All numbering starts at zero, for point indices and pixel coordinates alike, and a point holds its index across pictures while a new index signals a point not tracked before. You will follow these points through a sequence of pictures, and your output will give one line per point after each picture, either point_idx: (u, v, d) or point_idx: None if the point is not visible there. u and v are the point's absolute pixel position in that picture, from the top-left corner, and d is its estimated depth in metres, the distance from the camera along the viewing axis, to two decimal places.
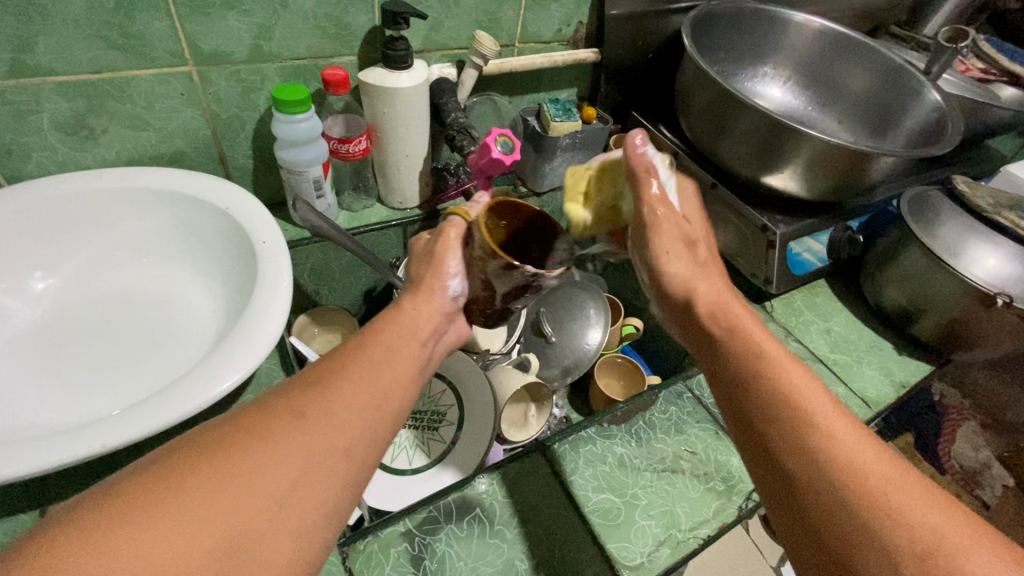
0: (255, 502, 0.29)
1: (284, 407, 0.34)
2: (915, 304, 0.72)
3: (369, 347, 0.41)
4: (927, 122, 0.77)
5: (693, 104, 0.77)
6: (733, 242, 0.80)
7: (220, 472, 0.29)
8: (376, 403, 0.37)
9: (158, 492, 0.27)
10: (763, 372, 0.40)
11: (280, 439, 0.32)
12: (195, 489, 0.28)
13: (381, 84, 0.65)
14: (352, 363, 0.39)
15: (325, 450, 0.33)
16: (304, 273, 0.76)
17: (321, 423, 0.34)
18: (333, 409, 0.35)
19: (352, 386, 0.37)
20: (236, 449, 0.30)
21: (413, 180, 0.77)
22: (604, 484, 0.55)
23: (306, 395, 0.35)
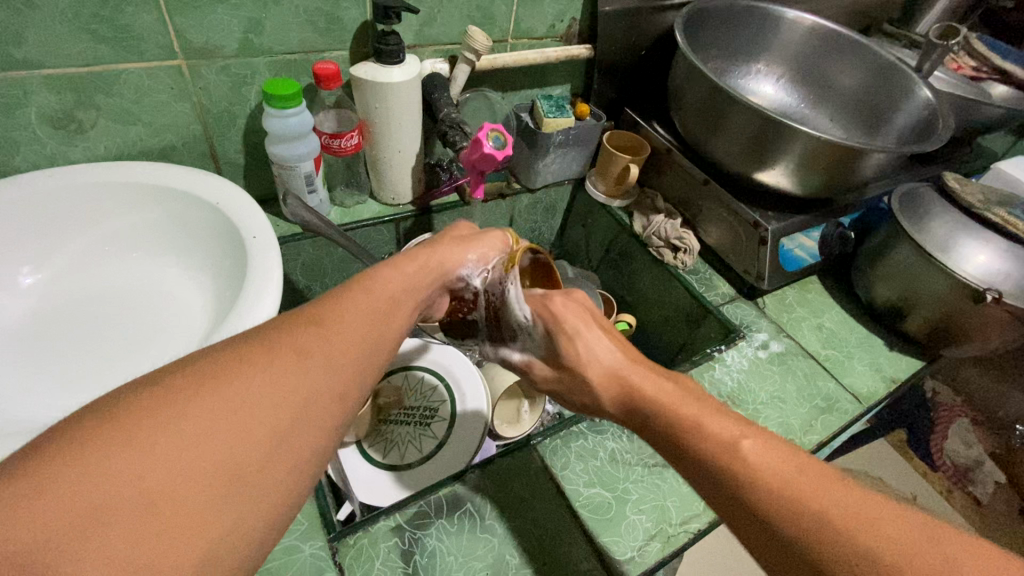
0: (252, 435, 0.28)
1: (279, 340, 0.32)
2: (905, 300, 0.72)
3: (366, 289, 0.39)
4: (916, 119, 0.77)
5: (685, 101, 0.77)
6: (725, 238, 0.80)
7: (217, 402, 0.28)
8: (371, 347, 0.36)
9: (152, 415, 0.26)
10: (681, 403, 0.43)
11: (277, 370, 0.30)
12: (190, 413, 0.27)
13: (372, 78, 0.64)
14: (348, 305, 0.37)
15: (321, 387, 0.32)
16: (296, 269, 0.76)
17: (318, 360, 0.33)
18: (333, 350, 0.34)
19: (348, 325, 0.36)
20: (231, 377, 0.29)
21: (406, 176, 0.77)
22: (595, 479, 0.55)
23: (303, 329, 0.34)
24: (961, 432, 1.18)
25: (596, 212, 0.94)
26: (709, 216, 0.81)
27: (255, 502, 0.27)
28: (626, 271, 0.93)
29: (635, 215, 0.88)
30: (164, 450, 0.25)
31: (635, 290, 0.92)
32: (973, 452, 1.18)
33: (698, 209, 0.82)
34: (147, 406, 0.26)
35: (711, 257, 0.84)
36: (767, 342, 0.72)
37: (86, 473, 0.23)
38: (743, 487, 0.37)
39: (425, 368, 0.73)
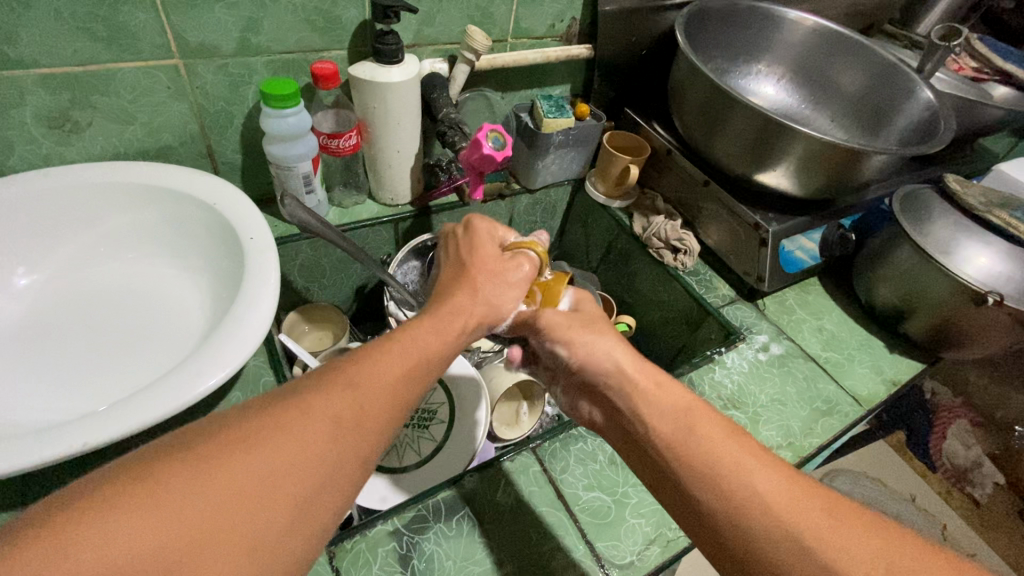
0: (275, 507, 0.28)
1: (314, 400, 0.32)
2: (906, 302, 0.72)
3: (404, 343, 0.39)
4: (918, 120, 0.76)
5: (686, 102, 0.77)
6: (726, 240, 0.79)
7: (244, 471, 0.28)
8: (401, 408, 0.36)
9: (181, 483, 0.26)
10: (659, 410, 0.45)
11: (308, 437, 0.30)
12: (215, 485, 0.27)
13: (371, 79, 0.64)
14: (386, 360, 0.37)
15: (347, 452, 0.32)
16: (294, 270, 0.75)
17: (350, 423, 0.32)
18: (363, 413, 0.33)
19: (384, 384, 0.35)
20: (262, 444, 0.29)
21: (405, 177, 0.76)
22: (594, 482, 0.55)
23: (339, 390, 0.33)
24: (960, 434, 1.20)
25: (595, 213, 0.93)
26: (710, 217, 0.80)
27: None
28: (626, 273, 0.92)
29: (635, 215, 0.88)
30: (189, 523, 0.25)
31: (635, 292, 0.91)
32: (971, 453, 1.19)
33: (698, 210, 0.82)
34: (177, 472, 0.26)
35: (712, 259, 0.84)
36: (767, 344, 0.72)
37: (109, 545, 0.23)
38: (726, 502, 0.38)
39: None
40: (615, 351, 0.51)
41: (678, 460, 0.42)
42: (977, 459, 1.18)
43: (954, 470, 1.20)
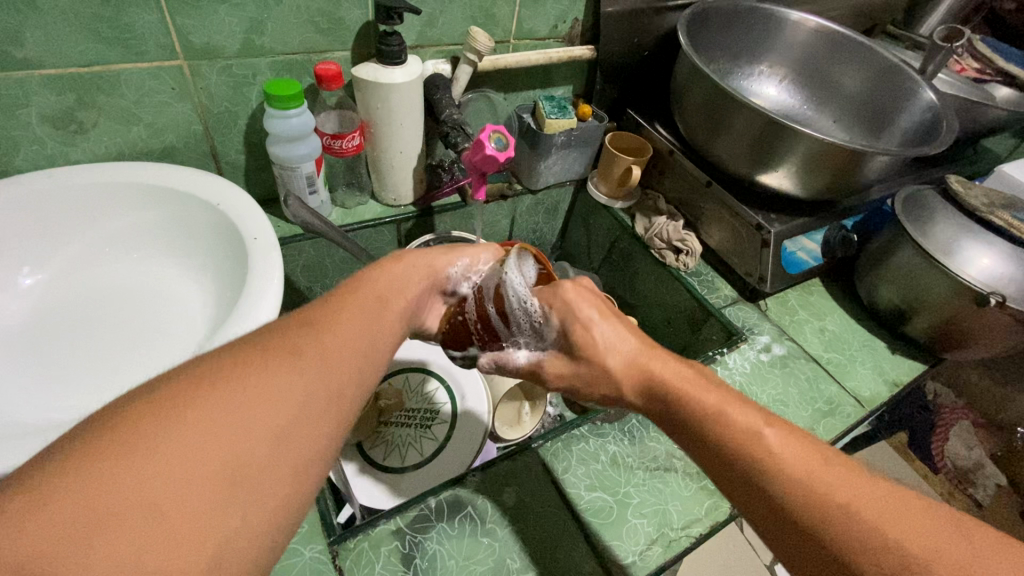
0: (251, 436, 0.29)
1: (278, 342, 0.34)
2: (909, 303, 0.72)
3: (364, 291, 0.41)
4: (920, 121, 0.76)
5: (688, 102, 0.77)
6: (728, 241, 0.80)
7: (215, 405, 0.29)
8: (365, 349, 0.37)
9: (157, 418, 0.27)
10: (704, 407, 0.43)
11: (277, 374, 0.31)
12: (187, 421, 0.27)
13: (374, 80, 0.64)
14: (344, 307, 0.39)
15: (319, 388, 0.33)
16: (297, 270, 0.75)
17: (318, 360, 0.34)
18: (327, 352, 0.35)
19: (346, 327, 0.37)
20: (230, 381, 0.30)
21: (407, 177, 0.77)
22: (597, 483, 0.55)
23: (300, 332, 0.35)
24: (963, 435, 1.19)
25: (597, 214, 0.93)
26: (711, 218, 0.81)
27: (257, 502, 0.28)
28: (628, 273, 0.92)
29: (637, 216, 0.88)
30: (170, 454, 0.26)
31: (637, 292, 0.92)
32: (973, 453, 1.17)
33: (700, 211, 0.82)
34: (154, 410, 0.27)
35: (713, 259, 0.84)
36: (769, 345, 0.72)
37: (91, 480, 0.24)
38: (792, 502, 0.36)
39: (425, 370, 0.73)
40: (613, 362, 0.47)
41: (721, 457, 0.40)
42: (978, 459, 1.17)
43: (955, 471, 1.18)
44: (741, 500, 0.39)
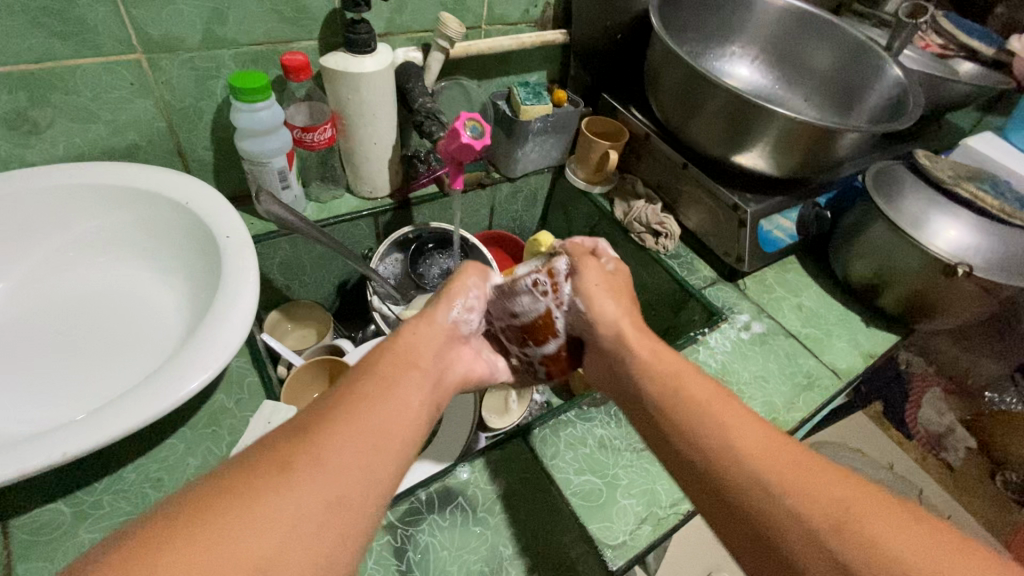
0: (241, 574, 0.28)
1: (267, 460, 0.33)
2: (881, 276, 0.74)
3: (363, 380, 0.40)
4: (888, 97, 0.77)
5: (662, 84, 0.77)
6: (707, 222, 0.80)
7: (201, 543, 0.28)
8: (370, 447, 0.36)
9: (132, 574, 0.26)
10: (686, 397, 0.45)
11: (270, 496, 0.31)
12: (166, 569, 0.27)
13: (346, 70, 0.63)
14: (343, 399, 0.38)
15: (320, 500, 0.32)
16: (272, 268, 0.74)
17: (309, 477, 0.32)
18: (324, 458, 0.33)
19: (351, 424, 0.36)
20: (216, 514, 0.29)
21: (382, 169, 0.75)
22: (586, 466, 0.55)
23: (298, 442, 0.34)
24: (934, 402, 1.30)
25: (577, 200, 0.93)
26: (690, 200, 0.81)
27: None
28: None
29: (616, 201, 0.88)
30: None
31: None
32: (944, 419, 1.30)
33: (679, 193, 0.82)
34: (134, 562, 0.26)
35: (692, 241, 0.84)
36: (749, 323, 0.73)
37: None
38: (770, 498, 0.37)
39: None
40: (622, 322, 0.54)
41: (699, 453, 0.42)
42: (949, 424, 1.30)
43: (928, 436, 1.35)
44: (711, 504, 0.41)
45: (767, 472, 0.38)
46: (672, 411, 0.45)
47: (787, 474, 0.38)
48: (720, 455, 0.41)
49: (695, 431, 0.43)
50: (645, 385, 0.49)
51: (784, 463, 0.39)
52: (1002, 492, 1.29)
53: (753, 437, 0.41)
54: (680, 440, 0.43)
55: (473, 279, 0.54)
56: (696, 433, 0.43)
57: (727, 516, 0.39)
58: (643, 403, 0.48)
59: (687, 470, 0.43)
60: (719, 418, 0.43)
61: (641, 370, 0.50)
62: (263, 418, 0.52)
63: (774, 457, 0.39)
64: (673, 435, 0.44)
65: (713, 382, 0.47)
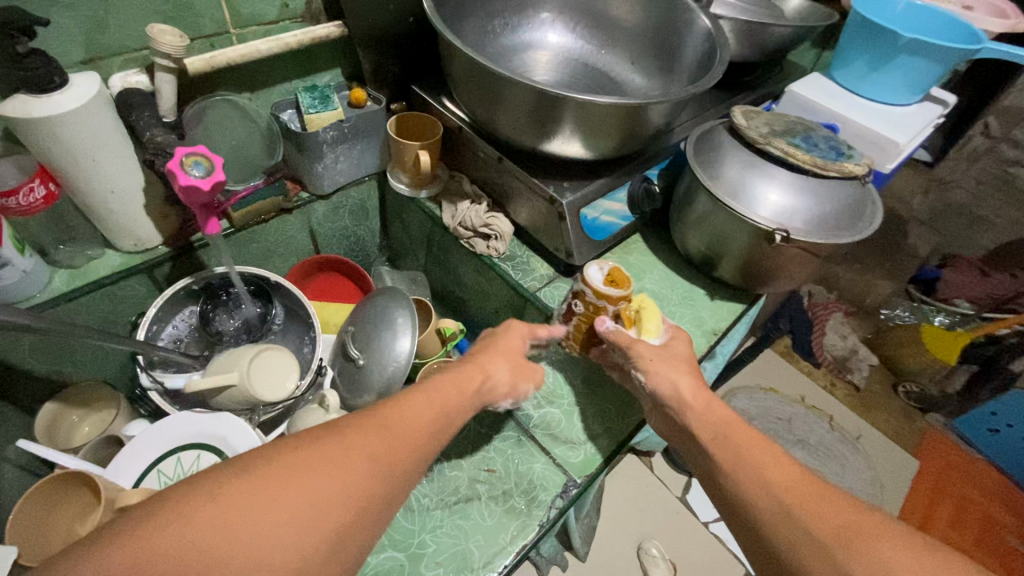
0: (331, 516, 0.32)
1: (356, 432, 0.37)
2: (713, 250, 0.70)
3: (431, 389, 0.45)
4: (699, 53, 0.71)
5: (456, 72, 0.68)
6: (535, 217, 0.72)
7: (304, 480, 0.32)
8: (429, 448, 0.41)
9: (245, 493, 0.31)
10: (732, 446, 0.46)
11: (348, 469, 0.34)
12: (276, 493, 0.31)
13: (18, 114, 0.50)
14: (413, 399, 0.42)
15: (386, 486, 0.36)
16: (24, 359, 0.61)
17: (388, 457, 0.37)
18: (399, 445, 0.38)
19: (413, 426, 0.40)
20: (314, 465, 0.34)
21: (139, 218, 0.63)
22: (388, 541, 0.49)
23: (373, 432, 0.38)
24: (838, 327, 1.45)
25: (408, 207, 0.84)
26: (514, 194, 0.73)
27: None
28: (450, 267, 0.84)
29: (444, 204, 0.79)
30: (258, 537, 0.29)
31: (461, 283, 0.83)
32: (848, 342, 1.43)
33: (503, 188, 0.74)
34: (247, 486, 0.31)
35: (527, 237, 0.77)
36: None
37: (189, 539, 0.28)
38: (813, 549, 0.37)
39: (197, 445, 0.60)
40: (682, 381, 0.51)
41: (745, 499, 0.42)
42: (852, 346, 1.42)
43: (834, 362, 1.43)
44: (755, 551, 0.41)
45: (819, 532, 0.38)
46: (712, 447, 0.47)
47: (831, 523, 0.38)
48: (773, 512, 0.40)
49: (729, 473, 0.44)
50: (698, 441, 0.49)
51: (819, 504, 0.39)
52: (906, 402, 1.39)
53: (798, 483, 0.41)
54: (724, 489, 0.44)
55: (504, 365, 0.53)
56: (739, 474, 0.44)
57: (763, 560, 0.41)
58: (703, 456, 0.48)
59: (734, 514, 0.43)
60: (762, 463, 0.43)
61: (686, 419, 0.50)
62: None
63: (820, 507, 0.39)
64: (715, 481, 0.46)
65: (760, 432, 0.47)
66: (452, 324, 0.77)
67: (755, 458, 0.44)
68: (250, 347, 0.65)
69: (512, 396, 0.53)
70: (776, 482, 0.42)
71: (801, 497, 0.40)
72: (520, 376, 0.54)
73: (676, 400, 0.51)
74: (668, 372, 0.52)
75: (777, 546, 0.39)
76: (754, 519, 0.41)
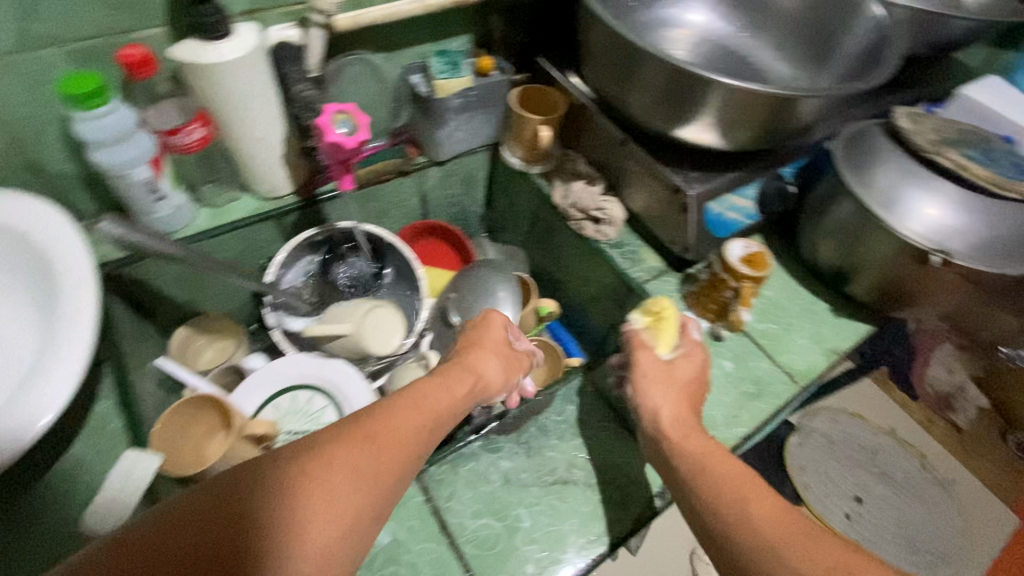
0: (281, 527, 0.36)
1: (325, 445, 0.40)
2: (848, 262, 0.64)
3: (413, 398, 0.47)
4: (865, 45, 0.64)
5: (591, 47, 0.65)
6: (652, 206, 0.69)
7: (256, 494, 0.36)
8: (401, 458, 0.42)
9: (198, 510, 0.35)
10: (722, 475, 0.46)
11: (317, 492, 0.37)
12: (226, 506, 0.35)
13: (194, 60, 0.54)
14: (393, 412, 0.45)
15: (351, 494, 0.38)
16: (167, 286, 0.67)
17: (351, 467, 0.39)
18: (365, 456, 0.40)
19: (391, 438, 0.43)
20: (273, 478, 0.37)
21: (276, 166, 0.67)
22: (484, 508, 0.50)
23: (351, 447, 0.40)
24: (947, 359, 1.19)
25: (517, 182, 0.83)
26: (632, 180, 0.70)
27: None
28: (552, 246, 0.83)
29: (556, 181, 0.77)
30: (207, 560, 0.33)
31: (564, 266, 0.82)
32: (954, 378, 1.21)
33: (621, 172, 0.71)
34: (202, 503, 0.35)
35: (639, 225, 0.74)
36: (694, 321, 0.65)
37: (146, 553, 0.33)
38: None
39: (311, 387, 0.64)
40: (664, 410, 0.51)
41: (732, 537, 0.44)
42: (960, 383, 1.21)
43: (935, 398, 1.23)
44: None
45: (814, 574, 0.39)
46: (696, 483, 0.47)
47: (820, 566, 0.40)
48: (764, 553, 0.42)
49: (716, 511, 0.45)
50: (677, 469, 0.48)
51: (806, 547, 0.41)
52: (1014, 455, 1.22)
53: (777, 521, 0.43)
54: (711, 517, 0.45)
55: (492, 361, 0.55)
56: (725, 509, 0.45)
57: None
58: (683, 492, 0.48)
59: (721, 549, 0.44)
60: (743, 501, 0.45)
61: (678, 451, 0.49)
62: (120, 473, 0.48)
63: (808, 549, 0.41)
64: (700, 513, 0.46)
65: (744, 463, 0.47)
66: (550, 305, 0.76)
67: (739, 497, 0.45)
68: (368, 301, 0.69)
69: (506, 393, 0.55)
70: (760, 523, 0.43)
71: (788, 541, 0.41)
72: (511, 373, 0.56)
73: (656, 428, 0.51)
74: (657, 399, 0.52)
75: None
76: (743, 552, 0.43)
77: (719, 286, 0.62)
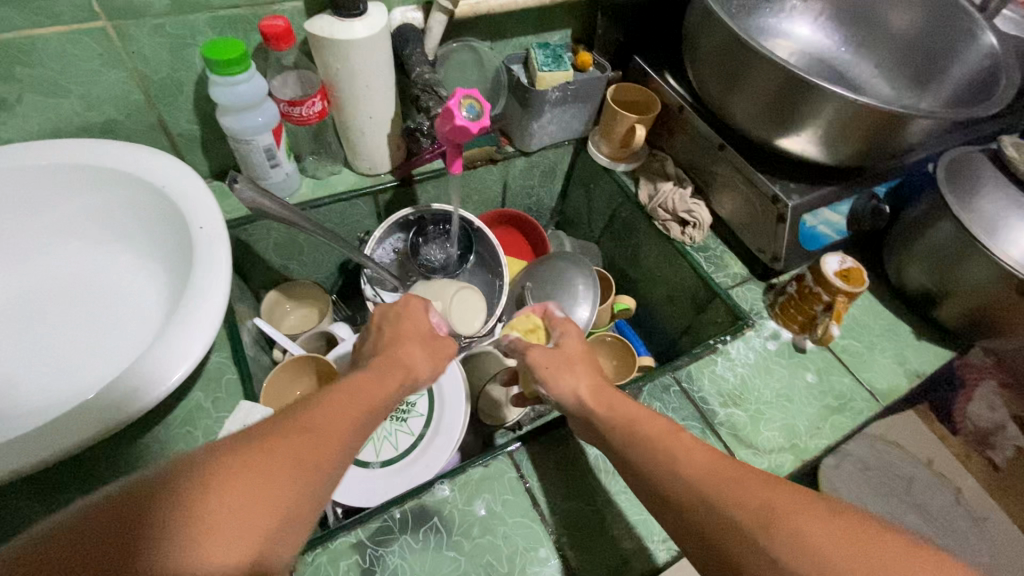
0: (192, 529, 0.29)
1: (240, 442, 0.34)
2: (939, 286, 0.64)
3: (339, 390, 0.42)
4: (975, 73, 0.63)
5: (700, 50, 0.66)
6: (742, 213, 0.70)
7: (156, 499, 0.29)
8: (335, 446, 0.37)
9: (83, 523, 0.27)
10: (655, 432, 0.44)
11: (235, 486, 0.31)
12: (110, 516, 0.28)
13: (329, 35, 0.56)
14: (323, 406, 0.40)
15: (280, 485, 0.33)
16: (267, 249, 0.70)
17: (278, 455, 0.34)
18: (294, 443, 0.35)
19: (326, 429, 0.38)
20: (175, 480, 0.30)
21: (380, 144, 0.69)
22: (574, 490, 0.52)
23: (281, 443, 0.35)
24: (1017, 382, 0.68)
25: (599, 179, 0.84)
26: (724, 186, 0.71)
27: None
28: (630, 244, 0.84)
29: (641, 180, 0.79)
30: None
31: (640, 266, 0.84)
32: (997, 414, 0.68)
33: (712, 177, 0.72)
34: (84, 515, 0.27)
35: (724, 231, 0.75)
36: (777, 331, 0.66)
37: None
38: (728, 523, 0.36)
39: None
40: (580, 388, 0.51)
41: (659, 479, 0.41)
42: None
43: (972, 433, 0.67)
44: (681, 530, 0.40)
45: (738, 514, 0.36)
46: (626, 447, 0.45)
47: (739, 496, 0.37)
48: (687, 494, 0.39)
49: (640, 458, 0.43)
50: (613, 444, 0.46)
51: (729, 482, 0.38)
52: None
53: (697, 461, 0.41)
54: (641, 471, 0.43)
55: (421, 354, 0.53)
56: (647, 458, 0.43)
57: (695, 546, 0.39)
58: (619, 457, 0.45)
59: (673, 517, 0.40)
60: (665, 449, 0.42)
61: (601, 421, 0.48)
62: (237, 421, 0.51)
63: (727, 481, 0.38)
64: (633, 468, 0.44)
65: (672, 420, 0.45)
66: (627, 302, 0.77)
67: (661, 444, 0.43)
68: (454, 283, 0.71)
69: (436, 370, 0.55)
70: (681, 469, 0.41)
71: (711, 477, 0.39)
72: (438, 363, 0.55)
73: (580, 410, 0.50)
74: (568, 383, 0.52)
75: (701, 526, 0.38)
76: (670, 498, 0.40)
77: (809, 300, 0.62)
